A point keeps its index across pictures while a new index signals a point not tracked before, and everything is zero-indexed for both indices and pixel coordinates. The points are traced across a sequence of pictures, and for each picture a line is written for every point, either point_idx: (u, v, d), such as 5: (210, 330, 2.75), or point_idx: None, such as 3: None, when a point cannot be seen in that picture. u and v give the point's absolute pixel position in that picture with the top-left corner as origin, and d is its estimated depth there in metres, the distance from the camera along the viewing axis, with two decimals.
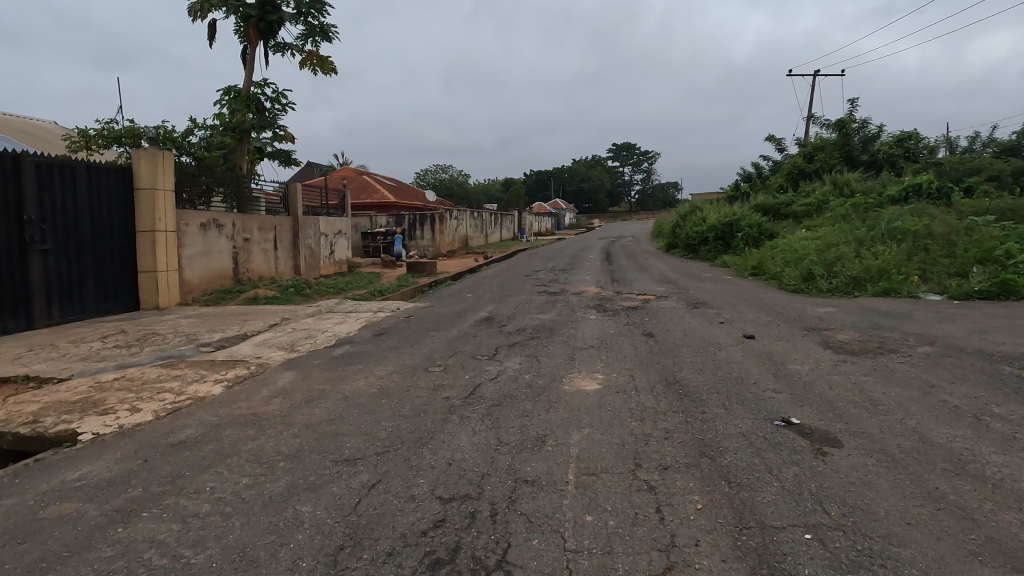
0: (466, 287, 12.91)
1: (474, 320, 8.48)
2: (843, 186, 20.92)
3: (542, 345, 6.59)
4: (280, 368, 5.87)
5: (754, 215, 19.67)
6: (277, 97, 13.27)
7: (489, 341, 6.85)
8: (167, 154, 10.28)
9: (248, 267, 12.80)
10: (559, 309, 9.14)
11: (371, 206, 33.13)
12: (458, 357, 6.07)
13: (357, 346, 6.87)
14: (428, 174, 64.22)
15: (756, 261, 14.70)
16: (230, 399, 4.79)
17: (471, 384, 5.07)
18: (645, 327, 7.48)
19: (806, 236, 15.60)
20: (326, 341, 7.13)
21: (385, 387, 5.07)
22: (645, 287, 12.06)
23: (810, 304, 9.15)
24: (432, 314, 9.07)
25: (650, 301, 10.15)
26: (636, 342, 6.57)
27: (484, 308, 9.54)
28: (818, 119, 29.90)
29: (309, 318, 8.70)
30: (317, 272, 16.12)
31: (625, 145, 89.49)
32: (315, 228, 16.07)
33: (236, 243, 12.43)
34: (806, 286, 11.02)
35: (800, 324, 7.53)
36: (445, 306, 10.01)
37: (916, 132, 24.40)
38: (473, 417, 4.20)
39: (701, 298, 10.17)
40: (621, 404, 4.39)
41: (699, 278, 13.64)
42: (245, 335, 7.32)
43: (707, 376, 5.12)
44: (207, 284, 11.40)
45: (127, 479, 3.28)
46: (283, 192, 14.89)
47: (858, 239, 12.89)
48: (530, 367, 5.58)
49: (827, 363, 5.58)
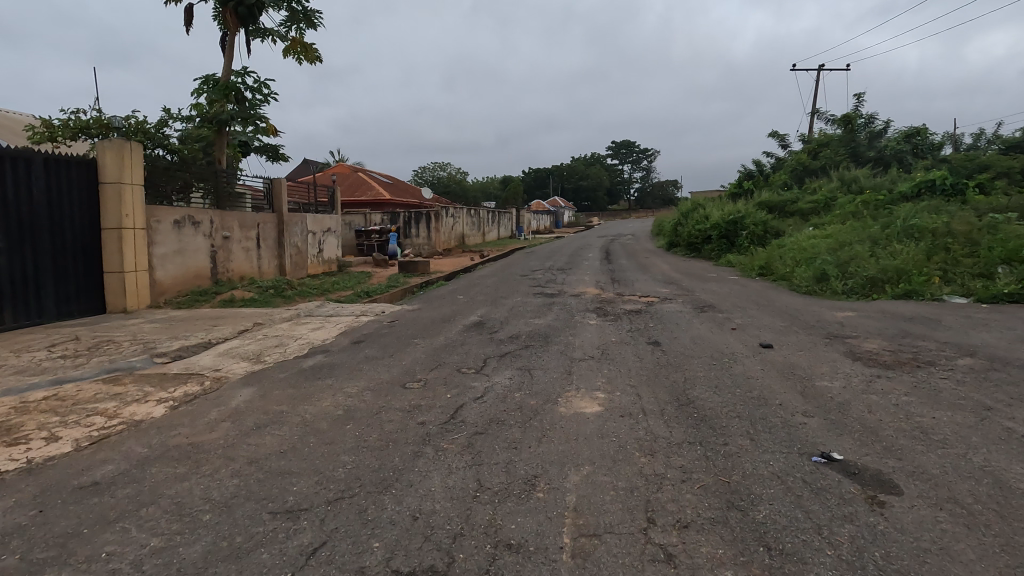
0: (459, 288, 12.22)
1: (463, 325, 7.81)
2: (851, 182, 20.25)
3: (536, 355, 5.91)
4: (239, 383, 5.18)
5: (760, 213, 19.00)
6: (258, 86, 12.54)
7: (477, 351, 6.16)
8: (135, 146, 9.55)
9: (228, 266, 12.10)
10: (555, 313, 8.46)
11: (366, 204, 32.37)
12: (441, 370, 5.39)
13: (331, 357, 6.18)
14: (426, 172, 63.50)
15: (762, 260, 14.03)
16: (170, 425, 4.10)
17: (452, 405, 4.39)
18: (650, 334, 6.80)
19: (815, 235, 14.93)
20: (297, 351, 6.43)
21: (352, 409, 4.37)
22: (647, 288, 11.37)
23: (826, 307, 8.48)
24: (419, 319, 8.38)
25: (654, 303, 9.47)
26: (641, 353, 5.89)
27: (475, 312, 8.86)
28: (823, 114, 29.22)
29: (285, 323, 8.01)
30: (304, 271, 15.41)
31: (625, 143, 88.73)
32: (302, 225, 15.37)
33: (215, 241, 11.73)
34: (820, 288, 10.36)
35: (820, 332, 6.85)
36: (434, 309, 9.31)
37: (924, 128, 23.73)
38: (450, 450, 3.52)
39: (709, 300, 9.48)
40: (627, 433, 3.71)
41: (704, 279, 12.96)
42: (209, 343, 6.64)
43: (725, 395, 4.45)
44: (182, 285, 10.70)
45: (6, 541, 2.60)
46: (268, 187, 14.17)
47: (872, 238, 12.23)
48: (521, 383, 4.91)
49: (860, 379, 4.91)
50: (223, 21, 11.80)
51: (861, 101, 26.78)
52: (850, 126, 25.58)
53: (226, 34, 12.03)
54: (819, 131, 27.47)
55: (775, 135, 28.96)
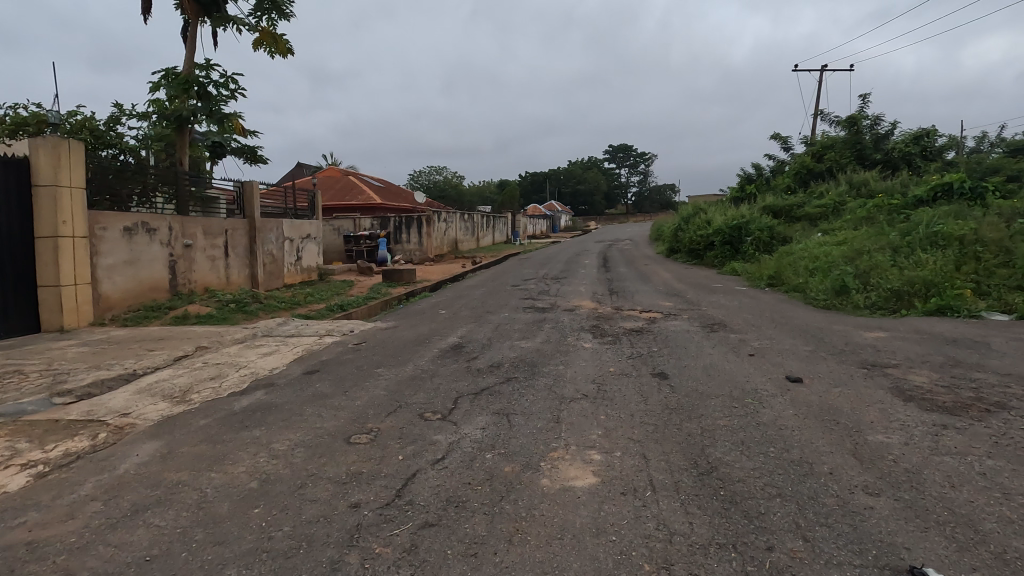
0: (443, 300, 11.20)
1: (439, 349, 6.77)
2: (860, 186, 19.31)
3: (519, 393, 4.89)
4: (144, 434, 4.14)
5: (764, 217, 18.06)
6: (225, 82, 11.53)
7: (449, 387, 5.13)
8: (74, 144, 8.55)
9: (190, 277, 11.07)
10: (545, 334, 7.41)
11: (356, 208, 31.29)
12: (399, 416, 4.37)
13: (273, 394, 5.12)
14: (421, 176, 62.52)
15: (772, 269, 13.08)
16: (16, 509, 3.05)
17: (402, 475, 3.35)
18: (656, 363, 5.77)
19: (826, 242, 13.97)
20: (236, 385, 5.39)
21: (270, 481, 3.32)
22: (649, 301, 10.37)
23: (852, 327, 7.46)
24: (391, 341, 7.33)
25: (657, 320, 8.45)
26: (646, 390, 4.87)
27: (456, 332, 7.82)
28: (827, 115, 28.29)
29: (235, 347, 6.96)
30: (279, 281, 14.38)
31: (621, 146, 87.96)
32: (277, 232, 14.34)
33: (175, 250, 10.70)
34: (840, 301, 9.37)
35: (854, 360, 5.82)
36: (410, 328, 8.25)
37: (933, 129, 22.74)
38: (382, 561, 2.49)
39: (719, 317, 8.46)
40: (631, 527, 2.70)
41: (710, 290, 11.95)
42: (133, 376, 5.59)
43: (757, 459, 3.43)
44: (134, 298, 9.65)
45: None
46: (238, 191, 13.12)
47: (892, 245, 11.26)
48: (496, 438, 3.88)
49: (921, 428, 3.90)
50: (185, 9, 10.81)
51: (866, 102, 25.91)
52: (855, 126, 24.66)
53: (190, 25, 11.05)
54: (822, 134, 26.56)
55: (777, 137, 28.07)
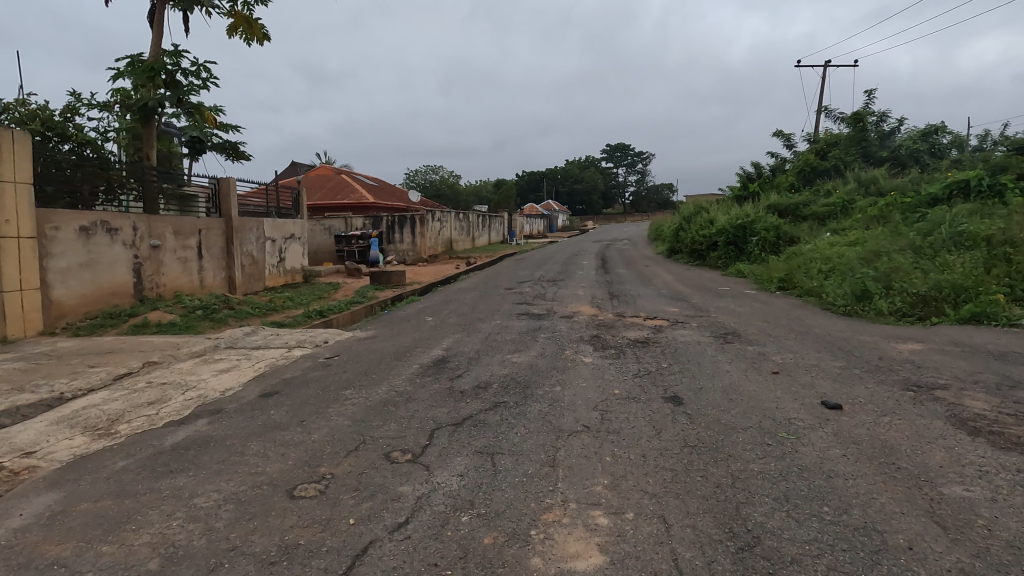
0: (432, 306, 10.42)
1: (420, 364, 5.98)
2: (869, 184, 18.59)
3: (507, 424, 4.10)
4: (42, 484, 3.34)
5: (770, 216, 17.30)
6: (196, 70, 10.73)
7: (426, 415, 4.36)
8: (19, 135, 7.74)
9: (158, 280, 10.26)
10: (540, 346, 6.63)
11: (348, 207, 30.46)
12: (359, 457, 3.58)
13: (217, 424, 4.32)
14: (416, 176, 61.68)
15: (782, 271, 12.34)
16: None
17: (349, 550, 2.57)
18: (667, 384, 4.98)
19: (838, 243, 13.24)
20: (176, 412, 4.59)
21: (175, 561, 2.52)
22: (653, 306, 9.61)
23: (881, 338, 6.71)
24: (367, 354, 6.53)
25: (663, 328, 7.69)
26: (657, 420, 4.09)
27: (441, 343, 7.03)
28: (831, 112, 27.55)
29: (189, 361, 6.15)
30: (259, 283, 13.58)
31: (619, 146, 87.21)
32: (257, 231, 13.53)
33: (142, 252, 9.90)
34: (861, 307, 8.62)
35: (894, 380, 5.05)
36: (391, 338, 7.45)
37: (941, 125, 22.02)
38: None
39: (731, 326, 7.70)
40: None
41: (718, 294, 11.22)
42: (58, 401, 4.78)
43: (811, 526, 2.66)
44: (91, 304, 8.84)
45: None
46: (214, 188, 12.31)
47: (912, 246, 10.52)
48: (475, 491, 3.09)
49: (1007, 477, 3.13)
50: None
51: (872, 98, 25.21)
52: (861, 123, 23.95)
53: (157, 8, 10.24)
54: (826, 131, 25.86)
55: (780, 134, 27.38)
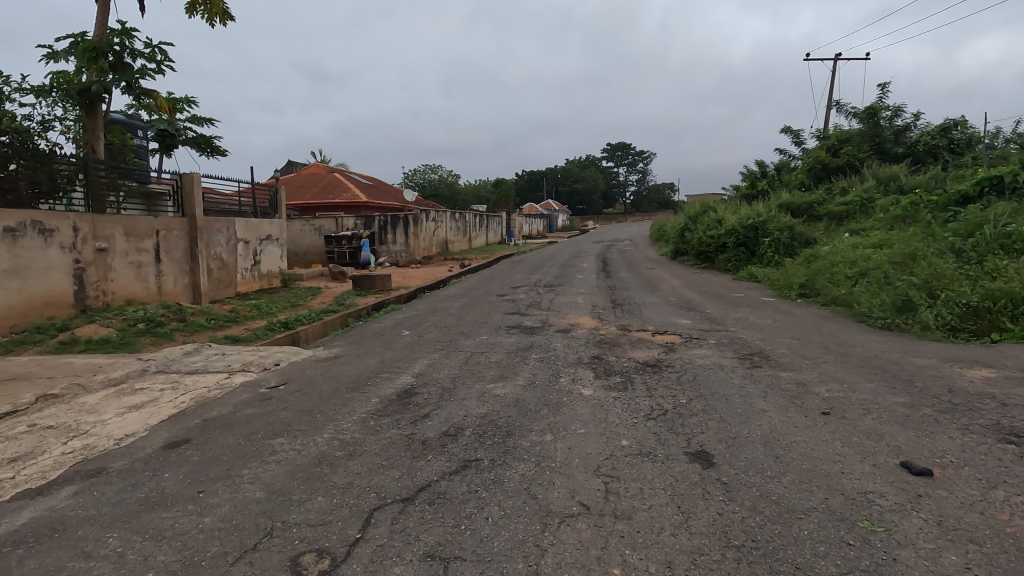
0: (413, 316, 9.28)
1: (380, 397, 4.84)
2: (888, 181, 17.41)
3: (475, 501, 2.97)
4: None
5: (784, 216, 16.16)
6: (151, 55, 9.67)
7: (368, 483, 3.22)
8: None
9: (106, 287, 9.14)
10: (530, 371, 5.49)
11: (340, 206, 29.46)
12: (252, 569, 2.44)
13: (83, 497, 3.17)
14: (415, 176, 60.57)
15: (803, 277, 11.21)
16: None
17: None
18: (690, 432, 3.85)
19: (860, 245, 12.13)
20: (38, 476, 3.43)
21: None
22: (661, 317, 8.47)
23: (941, 362, 5.56)
24: (320, 383, 5.38)
25: (676, 346, 6.54)
26: (684, 497, 2.96)
27: (412, 367, 5.88)
28: (842, 107, 26.28)
29: (99, 394, 5.01)
30: (230, 288, 12.49)
31: (620, 144, 85.92)
32: (227, 231, 12.42)
33: (84, 255, 8.78)
34: (903, 320, 7.47)
35: (985, 427, 3.88)
36: (355, 360, 6.31)
37: (963, 119, 20.66)
38: None
39: (756, 344, 6.54)
40: None
41: (733, 302, 10.11)
42: None
43: None
44: (19, 316, 7.72)
45: None
46: (177, 183, 11.19)
47: (952, 248, 9.37)
48: None
49: None
50: None
51: (886, 92, 23.96)
52: (874, 118, 22.79)
53: None
54: (838, 127, 24.67)
55: (787, 130, 26.23)
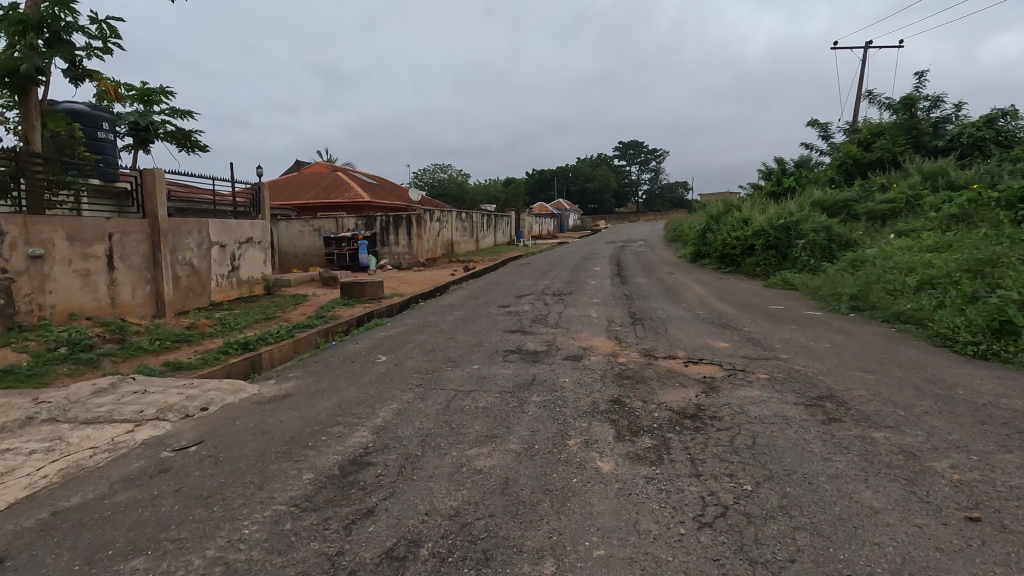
0: (397, 335, 7.90)
1: (316, 473, 3.44)
2: (934, 176, 15.70)
3: None
4: None
5: (819, 215, 14.57)
6: (101, 35, 8.41)
7: None
8: None
9: (43, 299, 7.88)
10: (529, 428, 4.06)
11: (341, 206, 28.18)
12: None
13: None
14: (424, 175, 59.31)
15: (853, 285, 9.65)
16: None
17: None
18: (776, 565, 2.41)
19: (916, 247, 10.57)
20: None
21: None
22: (691, 338, 7.01)
23: None
24: (247, 442, 3.99)
25: (719, 385, 5.06)
26: None
27: (375, 416, 4.49)
28: (874, 97, 24.44)
29: None
30: (202, 297, 11.23)
31: (632, 142, 83.95)
32: (198, 233, 11.14)
33: (13, 263, 7.49)
34: (1002, 347, 5.91)
35: None
36: (308, 401, 4.93)
37: (1013, 109, 18.78)
38: None
39: (822, 382, 5.06)
40: None
41: (774, 315, 8.63)
42: None
43: None
44: None
45: None
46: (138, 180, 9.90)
47: None
48: None
49: None
50: None
51: (924, 82, 22.11)
52: (911, 110, 21.01)
53: None
54: (870, 119, 22.88)
55: (814, 123, 24.49)
